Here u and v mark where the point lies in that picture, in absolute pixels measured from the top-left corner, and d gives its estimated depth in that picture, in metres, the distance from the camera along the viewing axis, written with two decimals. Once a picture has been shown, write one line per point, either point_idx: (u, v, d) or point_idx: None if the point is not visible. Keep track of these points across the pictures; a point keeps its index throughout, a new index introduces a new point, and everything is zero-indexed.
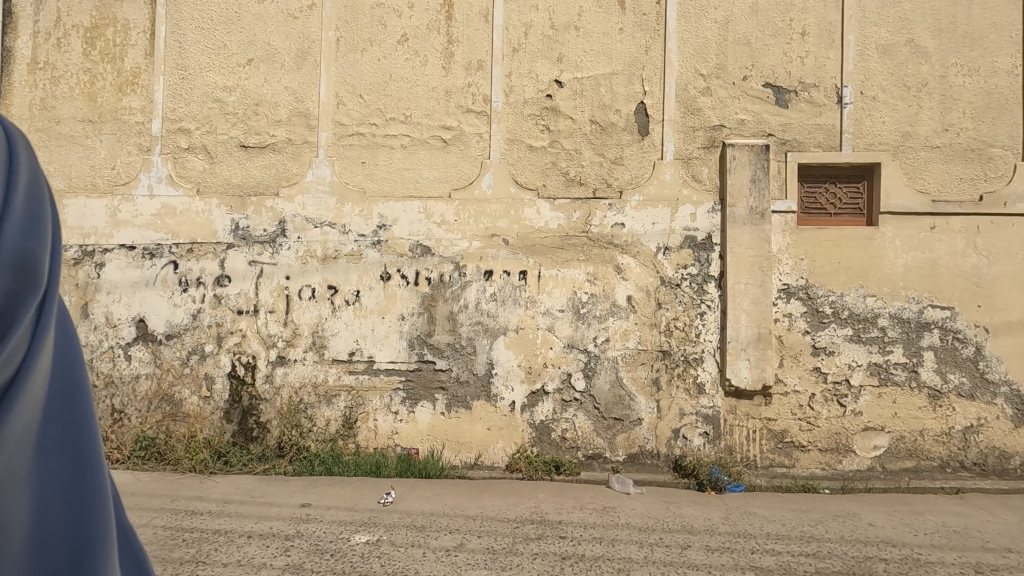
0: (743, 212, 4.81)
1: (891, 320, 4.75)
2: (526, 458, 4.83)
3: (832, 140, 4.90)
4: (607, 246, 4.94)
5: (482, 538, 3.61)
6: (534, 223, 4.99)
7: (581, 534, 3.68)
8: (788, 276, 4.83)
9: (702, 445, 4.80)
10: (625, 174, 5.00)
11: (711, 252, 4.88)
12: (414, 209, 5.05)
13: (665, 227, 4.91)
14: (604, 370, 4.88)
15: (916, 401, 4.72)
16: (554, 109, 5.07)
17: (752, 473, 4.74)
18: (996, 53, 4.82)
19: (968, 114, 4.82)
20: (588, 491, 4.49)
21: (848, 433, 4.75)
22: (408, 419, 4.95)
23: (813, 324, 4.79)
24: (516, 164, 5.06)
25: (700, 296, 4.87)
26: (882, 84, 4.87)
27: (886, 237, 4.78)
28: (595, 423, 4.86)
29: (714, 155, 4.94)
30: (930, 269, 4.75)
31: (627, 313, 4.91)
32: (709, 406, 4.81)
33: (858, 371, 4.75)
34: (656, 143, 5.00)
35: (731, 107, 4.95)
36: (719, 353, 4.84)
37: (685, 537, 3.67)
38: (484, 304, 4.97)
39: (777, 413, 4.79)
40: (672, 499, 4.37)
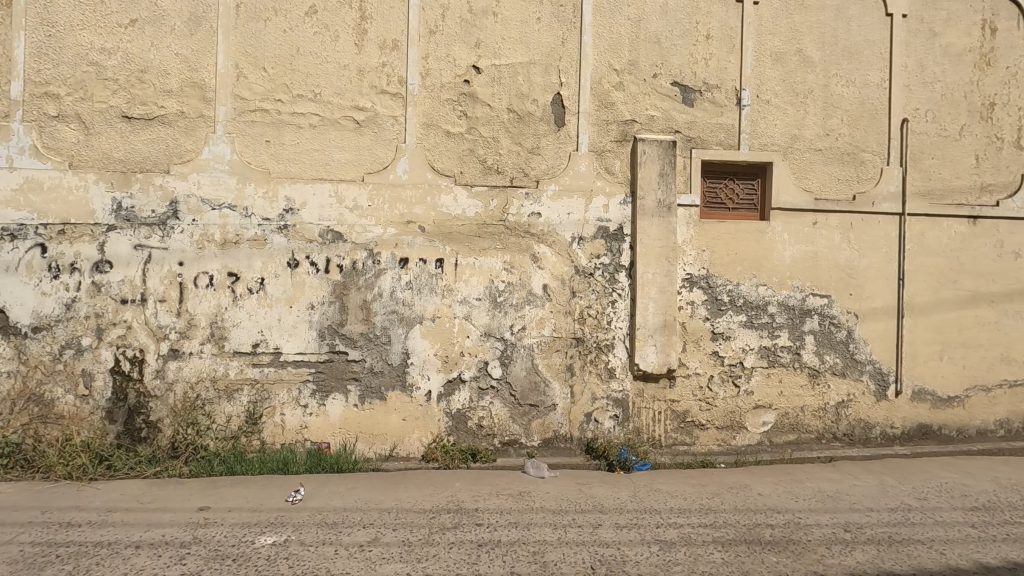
0: (652, 205, 5.03)
1: (779, 307, 5.19)
2: (441, 447, 4.80)
3: (732, 139, 5.24)
4: (523, 235, 4.98)
5: (397, 531, 3.55)
6: (450, 211, 4.92)
7: (497, 520, 3.73)
8: (691, 266, 5.12)
9: (612, 427, 5.02)
10: (541, 164, 5.05)
11: (622, 243, 5.07)
12: (324, 192, 4.80)
13: (579, 217, 5.03)
14: (519, 357, 4.94)
15: (798, 380, 5.21)
16: (472, 95, 5.00)
17: (657, 452, 5.03)
18: (868, 67, 5.36)
19: (845, 121, 5.34)
20: (504, 477, 4.55)
21: (741, 412, 5.16)
22: (318, 412, 4.74)
23: (713, 311, 5.13)
24: (432, 149, 4.95)
25: (611, 285, 5.05)
26: (775, 89, 5.27)
27: (776, 231, 5.20)
28: (511, 409, 4.92)
29: (626, 149, 5.12)
30: (812, 261, 5.23)
31: (543, 302, 4.99)
32: (618, 390, 5.03)
33: (750, 354, 5.16)
34: (572, 134, 5.09)
35: (642, 103, 5.14)
36: (629, 339, 5.06)
37: (597, 516, 3.82)
38: (399, 292, 4.85)
39: (681, 394, 5.10)
40: (584, 480, 4.54)
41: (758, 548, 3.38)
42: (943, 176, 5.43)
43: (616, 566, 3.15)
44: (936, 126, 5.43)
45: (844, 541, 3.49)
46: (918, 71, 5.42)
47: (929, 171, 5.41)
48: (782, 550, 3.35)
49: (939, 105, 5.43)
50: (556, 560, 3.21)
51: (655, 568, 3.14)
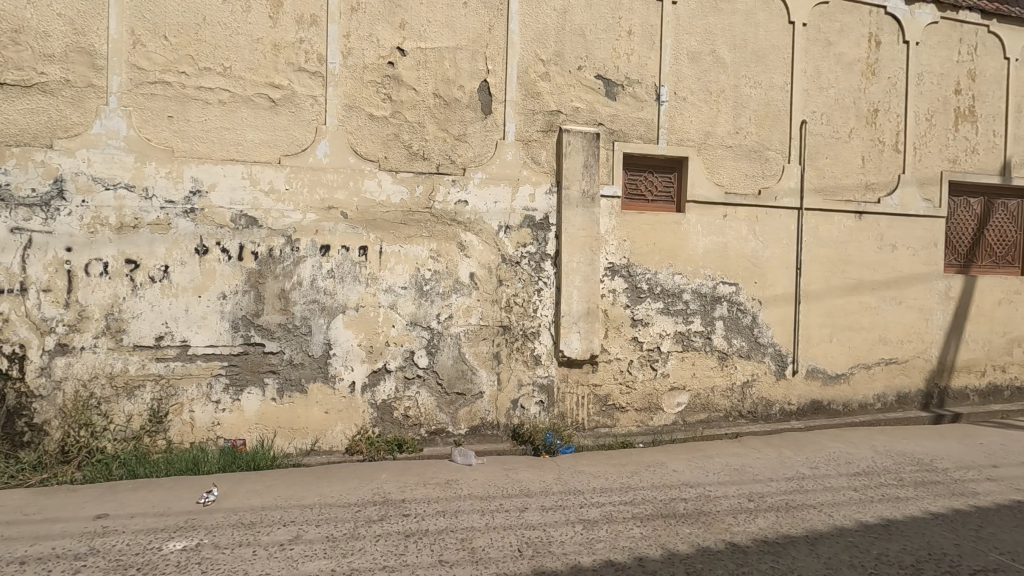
0: (576, 195, 5.15)
1: (692, 295, 5.50)
2: (366, 439, 4.69)
3: (651, 134, 5.44)
4: (450, 223, 4.93)
5: (320, 527, 3.45)
6: (374, 197, 4.77)
7: (425, 510, 3.71)
8: (613, 256, 5.30)
9: (538, 413, 5.13)
10: (467, 152, 5.01)
11: (548, 232, 5.16)
12: (236, 173, 4.49)
13: (506, 206, 5.05)
14: (446, 346, 4.92)
15: (709, 363, 5.57)
16: (396, 77, 4.85)
17: (580, 435, 5.20)
18: (773, 70, 5.75)
19: (753, 120, 5.71)
20: (431, 467, 4.53)
21: (657, 394, 5.44)
22: (232, 408, 4.49)
23: (633, 299, 5.35)
24: (355, 132, 4.77)
25: (537, 273, 5.14)
26: (691, 87, 5.53)
27: (690, 223, 5.48)
28: (438, 398, 4.90)
29: (551, 139, 5.19)
30: (722, 252, 5.58)
31: (469, 290, 4.99)
32: (544, 376, 5.14)
33: (667, 339, 5.44)
34: (498, 122, 5.08)
35: (567, 94, 5.22)
36: (554, 326, 5.18)
37: (523, 500, 3.91)
38: (320, 281, 4.67)
39: (603, 379, 5.30)
40: (510, 466, 4.61)
41: (672, 521, 3.60)
42: (835, 175, 5.95)
43: (542, 546, 3.24)
44: (830, 129, 5.94)
45: (749, 510, 3.79)
46: (815, 76, 5.88)
47: (823, 169, 5.91)
48: (694, 522, 3.58)
49: (832, 109, 5.94)
50: (484, 545, 3.25)
51: (579, 546, 3.25)
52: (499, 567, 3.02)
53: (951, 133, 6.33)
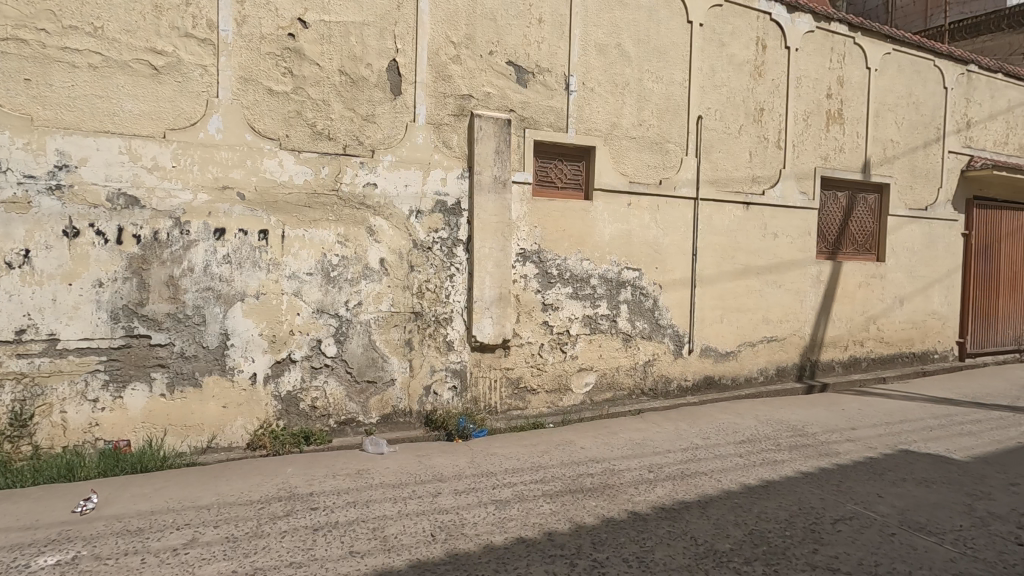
0: (488, 181, 5.17)
1: (599, 280, 5.74)
2: (270, 433, 4.46)
3: (560, 122, 5.56)
4: (358, 207, 4.77)
5: (218, 527, 3.25)
6: (274, 177, 4.50)
7: (334, 502, 3.62)
8: (524, 242, 5.39)
9: (451, 398, 5.15)
10: (376, 133, 4.85)
11: (460, 217, 5.14)
12: (111, 147, 4.04)
13: (417, 190, 4.97)
14: (356, 334, 4.78)
15: (615, 344, 5.86)
16: (298, 51, 4.57)
17: (493, 418, 5.27)
18: (674, 66, 6.06)
19: (655, 114, 6.00)
20: (340, 458, 4.40)
21: (567, 375, 5.64)
22: (113, 406, 4.09)
23: (544, 284, 5.48)
24: (252, 107, 4.45)
25: (449, 258, 5.11)
26: (598, 79, 5.70)
27: (597, 210, 5.68)
28: (347, 387, 4.77)
29: (463, 124, 5.15)
30: (627, 238, 5.85)
31: (380, 276, 4.87)
32: (456, 362, 5.16)
33: (575, 322, 5.64)
34: (408, 104, 4.96)
35: (478, 79, 5.19)
36: (466, 312, 5.19)
37: (436, 485, 3.92)
38: (215, 266, 4.34)
39: (515, 362, 5.41)
40: (423, 452, 4.60)
41: (580, 495, 3.77)
42: (727, 168, 6.42)
43: (455, 529, 3.27)
44: (722, 125, 6.38)
45: (649, 480, 4.06)
46: (710, 75, 6.28)
47: (717, 162, 6.35)
48: (600, 495, 3.78)
49: (724, 106, 6.38)
50: (396, 533, 3.23)
51: (491, 526, 3.33)
52: (411, 552, 3.01)
53: (824, 133, 7.04)
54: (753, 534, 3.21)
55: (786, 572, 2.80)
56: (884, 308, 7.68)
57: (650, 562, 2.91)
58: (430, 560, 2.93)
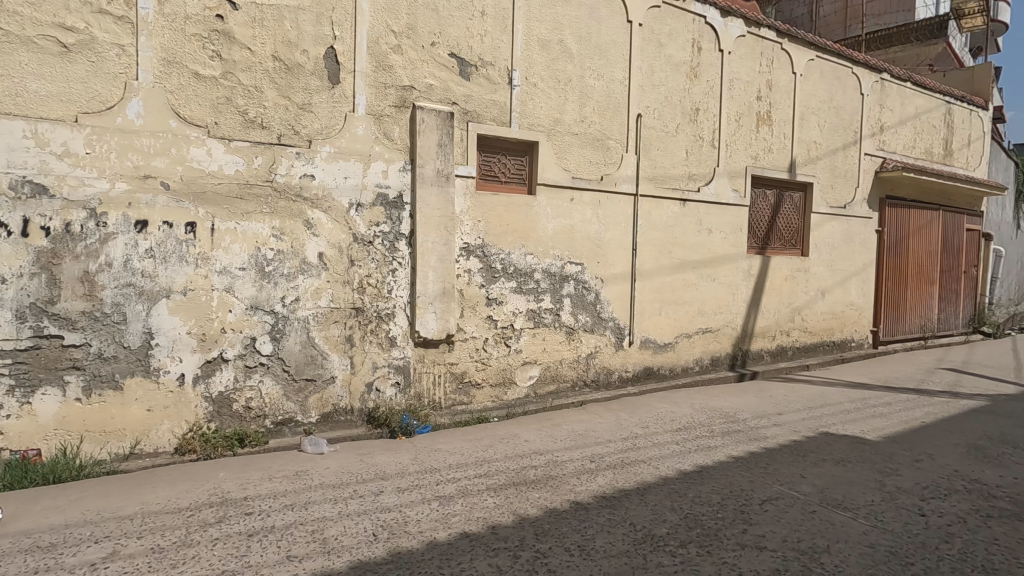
0: (431, 174, 5.10)
1: (543, 274, 5.80)
2: (200, 436, 4.24)
3: (504, 116, 5.55)
4: (295, 199, 4.59)
5: (143, 538, 3.07)
6: (202, 166, 4.26)
7: (270, 505, 3.49)
8: (468, 236, 5.36)
9: (393, 395, 5.07)
10: (313, 123, 4.67)
11: (402, 211, 5.05)
12: (14, 130, 3.69)
13: (357, 183, 4.83)
14: (293, 331, 4.62)
15: (558, 337, 5.94)
16: (227, 34, 4.33)
17: (438, 413, 5.24)
18: (614, 64, 6.18)
19: (596, 110, 6.10)
20: (277, 460, 4.24)
21: (511, 369, 5.67)
22: (20, 413, 3.76)
23: (488, 278, 5.48)
24: (176, 91, 4.18)
25: (391, 253, 5.02)
26: (541, 74, 5.73)
27: (541, 205, 5.73)
28: (285, 386, 4.60)
29: (405, 115, 5.05)
30: (570, 233, 5.94)
31: (319, 271, 4.71)
32: (399, 358, 5.08)
33: (519, 316, 5.68)
34: (347, 93, 4.80)
35: (420, 70, 5.10)
36: (409, 307, 5.11)
37: (379, 483, 3.86)
38: (136, 261, 4.07)
39: (459, 357, 5.38)
40: (365, 450, 4.51)
41: (524, 488, 3.81)
42: (665, 165, 6.62)
43: (397, 528, 3.23)
44: (660, 123, 6.58)
45: (591, 470, 4.15)
46: (649, 74, 6.45)
47: (655, 160, 6.54)
48: (543, 486, 3.83)
49: (662, 105, 6.57)
50: (336, 534, 3.15)
51: (435, 522, 3.30)
52: (352, 553, 2.94)
53: (754, 134, 7.39)
54: (688, 518, 3.35)
55: (718, 552, 2.94)
56: (807, 300, 8.17)
57: (591, 550, 2.98)
58: (372, 560, 2.87)
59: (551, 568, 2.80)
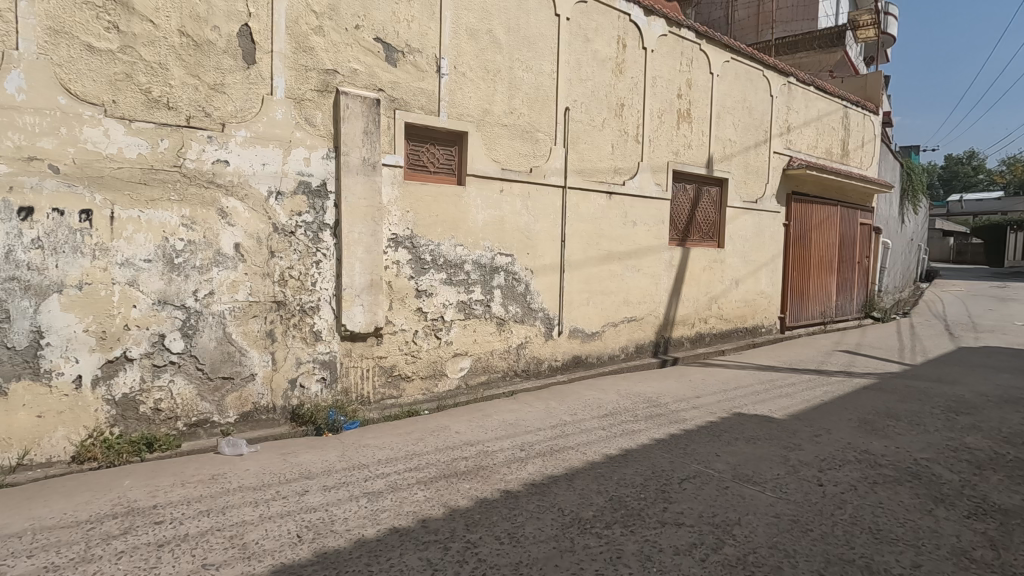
0: (357, 162, 4.94)
1: (473, 266, 5.78)
2: (102, 442, 3.90)
3: (432, 105, 5.45)
4: (207, 185, 4.30)
5: (35, 557, 2.79)
6: (98, 148, 3.90)
7: (184, 512, 3.28)
8: (396, 227, 5.24)
9: (319, 391, 4.90)
10: (227, 105, 4.38)
11: (326, 200, 4.86)
12: None
13: (277, 169, 4.60)
14: (207, 327, 4.34)
15: (488, 328, 5.96)
16: (125, 3, 3.95)
17: (366, 408, 5.12)
18: (542, 57, 6.22)
19: (525, 102, 6.12)
20: (191, 464, 3.99)
21: (442, 360, 5.64)
22: None
23: (417, 270, 5.39)
24: (65, 64, 3.78)
25: (315, 244, 4.82)
26: (469, 63, 5.67)
27: (470, 196, 5.70)
28: (199, 386, 4.32)
29: (327, 100, 4.85)
30: (499, 225, 5.95)
31: (235, 263, 4.45)
32: (325, 352, 4.91)
33: (450, 308, 5.64)
34: (264, 75, 4.54)
35: (343, 53, 4.90)
36: (335, 300, 4.95)
37: (304, 483, 3.73)
38: (21, 252, 3.67)
39: (388, 350, 5.27)
40: (289, 449, 4.33)
41: (454, 479, 3.81)
42: (592, 159, 6.77)
43: (324, 527, 3.13)
44: (587, 118, 6.71)
45: (521, 458, 4.22)
46: (576, 68, 6.56)
47: (583, 153, 6.68)
48: (474, 477, 3.85)
49: (589, 100, 6.71)
50: (257, 538, 3.01)
51: (363, 519, 3.24)
52: (275, 557, 2.83)
53: (675, 130, 7.71)
54: (613, 499, 3.48)
55: (640, 530, 3.08)
56: (723, 289, 8.68)
57: (521, 537, 3.03)
58: (296, 562, 2.78)
59: (481, 557, 2.82)
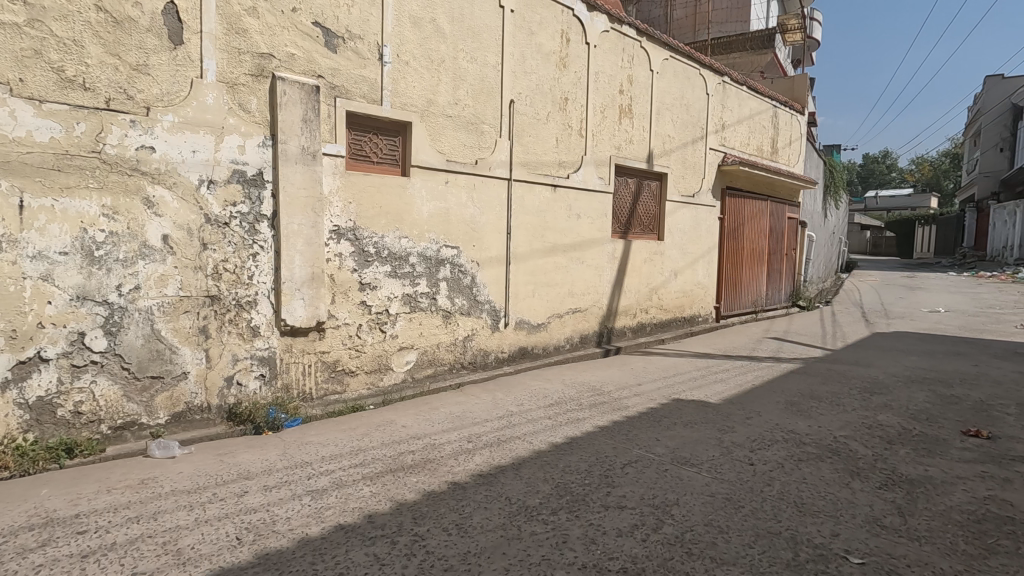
0: (295, 151, 4.76)
1: (418, 258, 5.72)
2: (13, 450, 3.61)
3: (374, 94, 5.32)
4: (130, 173, 4.03)
5: None
6: (3, 131, 3.57)
7: (110, 520, 3.10)
8: (338, 218, 5.10)
9: (258, 388, 4.72)
10: (151, 87, 4.12)
11: (263, 190, 4.67)
12: None
13: (208, 157, 4.37)
14: (133, 323, 4.09)
15: (435, 321, 5.93)
16: None
17: (308, 405, 4.98)
18: (487, 49, 6.19)
19: (470, 94, 6.08)
20: (117, 469, 3.76)
21: (387, 354, 5.56)
22: None
23: (360, 262, 5.28)
24: None
25: (251, 235, 4.63)
26: (413, 52, 5.56)
27: (415, 187, 5.63)
28: (125, 386, 4.07)
29: (263, 86, 4.64)
30: (445, 217, 5.91)
31: (163, 256, 4.21)
32: (264, 348, 4.74)
33: (395, 301, 5.56)
34: (193, 56, 4.28)
35: (279, 37, 4.70)
36: (273, 294, 4.77)
37: (243, 483, 3.60)
38: None
39: (331, 345, 5.14)
40: (226, 450, 4.17)
41: (401, 473, 3.79)
42: (537, 152, 6.83)
43: (265, 528, 3.04)
44: (532, 111, 6.75)
45: (468, 450, 4.23)
46: (521, 61, 6.57)
47: (528, 146, 6.72)
48: (421, 470, 3.84)
49: (534, 93, 6.75)
50: (192, 543, 2.88)
51: (307, 518, 3.16)
52: (212, 561, 2.72)
53: (617, 125, 7.89)
54: (559, 486, 3.56)
55: (585, 515, 3.18)
56: (663, 280, 8.99)
57: (468, 527, 3.05)
58: (236, 565, 2.68)
59: (429, 550, 2.82)
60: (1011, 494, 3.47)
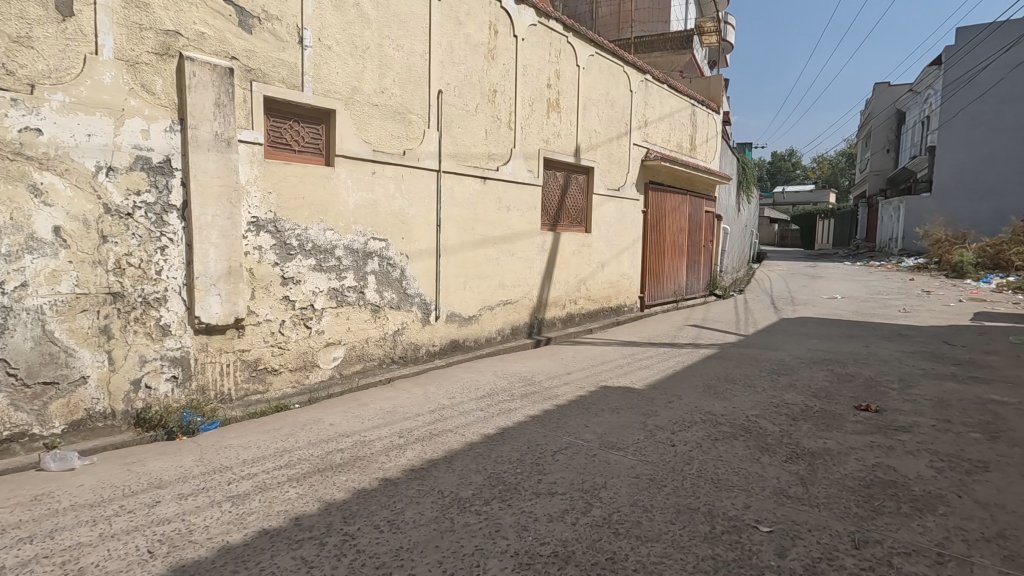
0: (207, 137, 4.46)
1: (345, 251, 5.55)
2: None
3: (295, 79, 5.07)
4: (12, 157, 3.62)
5: None
6: None
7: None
8: (256, 209, 4.84)
9: (170, 390, 4.41)
10: (35, 62, 3.71)
11: (171, 178, 4.35)
12: None
13: (106, 142, 4.01)
14: (21, 324, 3.70)
15: (363, 315, 5.78)
16: None
17: (227, 407, 4.72)
18: (414, 37, 6.06)
19: (397, 82, 5.94)
20: (4, 486, 3.40)
21: (313, 351, 5.36)
22: None
23: (282, 256, 5.04)
24: None
25: (158, 227, 4.30)
26: (335, 36, 5.35)
27: (340, 178, 5.44)
28: (11, 394, 3.68)
29: (169, 66, 4.30)
30: (372, 209, 5.76)
31: (56, 250, 3.83)
32: (175, 348, 4.43)
33: (320, 296, 5.37)
34: (85, 30, 3.89)
35: (187, 14, 4.37)
36: (186, 290, 4.47)
37: (154, 493, 3.36)
38: None
39: (251, 342, 4.89)
40: (134, 458, 3.87)
41: (330, 472, 3.69)
42: (466, 143, 6.79)
43: (180, 539, 2.85)
44: (461, 102, 6.70)
45: (399, 445, 4.18)
46: (448, 51, 6.49)
47: (457, 138, 6.67)
48: (350, 468, 3.75)
49: (462, 84, 6.69)
50: (96, 561, 2.66)
51: (228, 524, 3.01)
52: None
53: (545, 119, 7.99)
54: (491, 477, 3.60)
55: (517, 503, 3.23)
56: (590, 271, 9.25)
57: (400, 523, 3.02)
58: None
59: (360, 548, 2.77)
60: (894, 460, 3.88)
